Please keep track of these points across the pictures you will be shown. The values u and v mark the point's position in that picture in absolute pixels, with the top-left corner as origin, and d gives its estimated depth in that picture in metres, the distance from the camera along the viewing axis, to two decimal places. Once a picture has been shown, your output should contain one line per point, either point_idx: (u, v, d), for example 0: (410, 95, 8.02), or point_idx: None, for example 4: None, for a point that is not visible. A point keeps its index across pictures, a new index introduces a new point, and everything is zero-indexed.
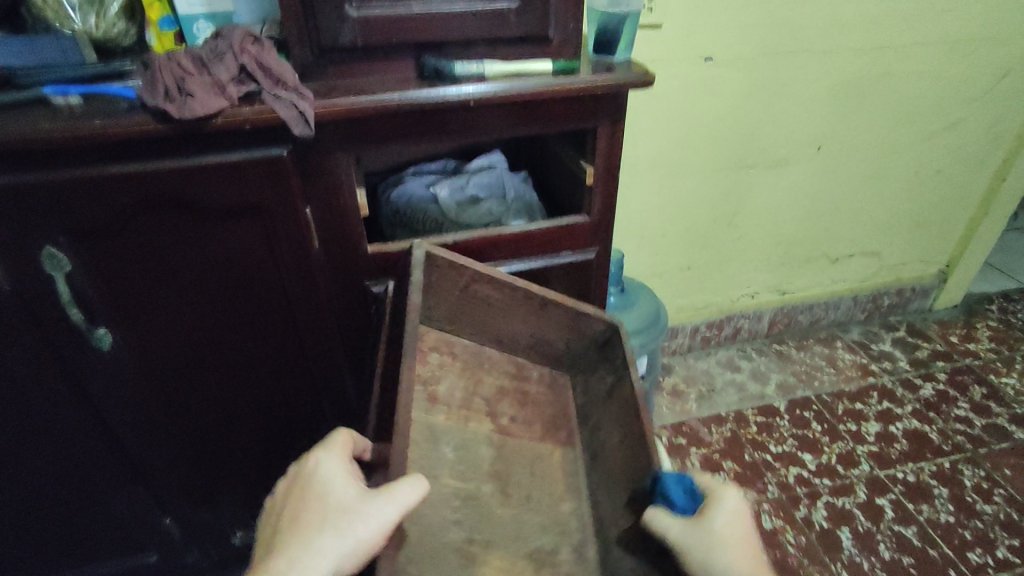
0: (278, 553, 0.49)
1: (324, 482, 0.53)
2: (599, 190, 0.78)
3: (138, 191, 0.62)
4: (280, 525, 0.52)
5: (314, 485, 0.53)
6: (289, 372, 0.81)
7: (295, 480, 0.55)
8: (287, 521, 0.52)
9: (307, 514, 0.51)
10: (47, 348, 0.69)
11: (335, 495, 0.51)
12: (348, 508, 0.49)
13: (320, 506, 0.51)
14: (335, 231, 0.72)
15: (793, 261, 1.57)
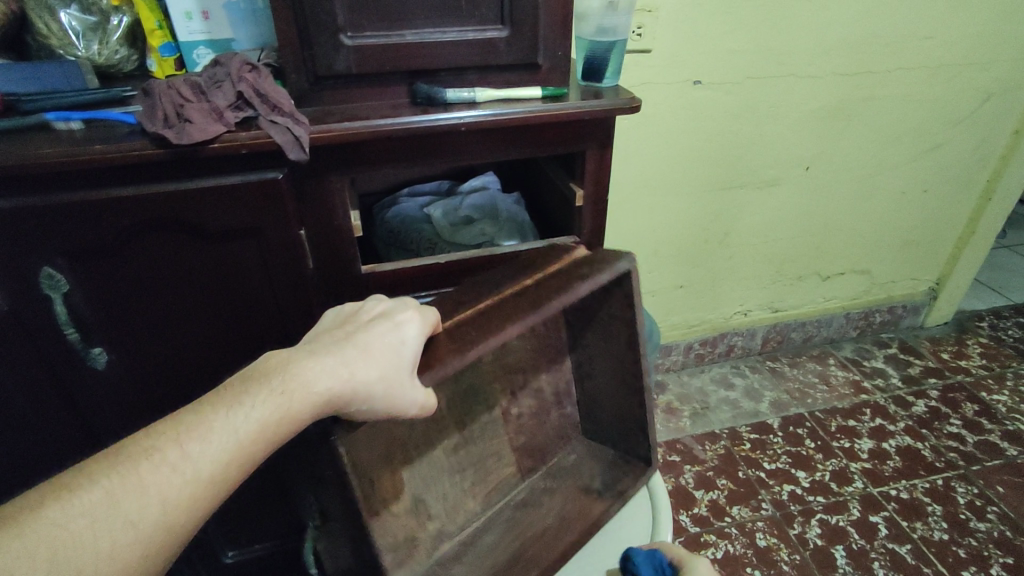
0: (323, 355, 0.49)
1: (399, 330, 0.52)
2: (589, 212, 0.80)
3: (136, 214, 0.63)
4: (335, 334, 0.52)
5: (387, 322, 0.53)
6: None
7: (377, 312, 0.55)
8: (344, 335, 0.52)
9: (366, 340, 0.51)
10: (43, 369, 0.70)
11: (402, 345, 0.51)
12: (398, 370, 0.50)
13: (386, 343, 0.51)
14: (329, 252, 0.73)
15: (784, 280, 1.59)
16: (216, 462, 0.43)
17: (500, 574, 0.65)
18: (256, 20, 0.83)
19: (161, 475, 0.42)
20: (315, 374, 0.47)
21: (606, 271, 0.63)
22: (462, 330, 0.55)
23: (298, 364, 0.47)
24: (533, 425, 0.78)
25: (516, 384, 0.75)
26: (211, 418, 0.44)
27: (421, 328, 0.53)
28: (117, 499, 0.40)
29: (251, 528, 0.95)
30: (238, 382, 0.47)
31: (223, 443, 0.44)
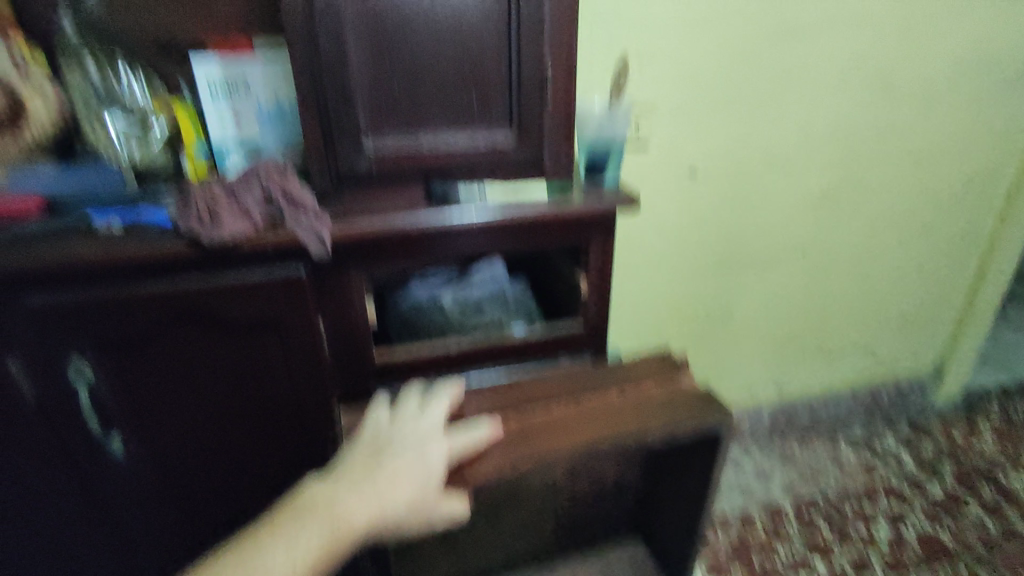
0: (369, 478, 0.50)
1: (427, 451, 0.55)
2: (595, 302, 0.83)
3: (165, 308, 0.67)
4: (367, 456, 0.52)
5: (415, 446, 0.55)
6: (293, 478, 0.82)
7: (405, 430, 0.56)
8: (375, 456, 0.52)
9: (406, 463, 0.53)
10: (61, 457, 0.71)
11: (431, 464, 0.54)
12: (427, 496, 0.52)
13: (417, 470, 0.52)
14: (345, 340, 0.76)
15: (788, 358, 1.60)
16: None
17: None
18: (282, 122, 0.90)
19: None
20: (355, 507, 0.48)
21: (683, 426, 0.63)
22: (517, 438, 0.63)
23: (337, 496, 0.48)
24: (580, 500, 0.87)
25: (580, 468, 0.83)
26: (256, 564, 0.42)
27: (466, 441, 0.60)
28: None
29: None
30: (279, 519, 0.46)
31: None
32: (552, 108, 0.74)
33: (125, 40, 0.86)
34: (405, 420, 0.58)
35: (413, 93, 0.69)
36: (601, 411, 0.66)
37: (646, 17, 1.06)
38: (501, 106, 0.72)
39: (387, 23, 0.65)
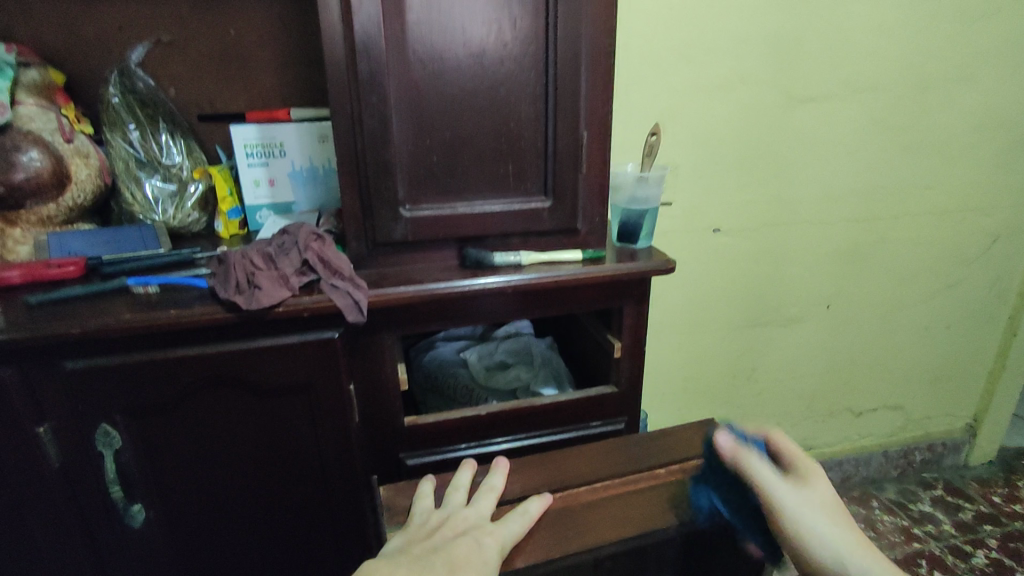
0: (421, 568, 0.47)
1: (481, 539, 0.51)
2: (627, 363, 0.82)
3: (196, 372, 0.66)
4: (416, 549, 0.49)
5: (469, 535, 0.51)
6: (315, 548, 0.79)
7: (456, 521, 0.53)
8: (428, 550, 0.49)
9: (460, 549, 0.49)
10: (79, 526, 0.69)
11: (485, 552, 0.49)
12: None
13: (474, 563, 0.48)
14: (374, 404, 0.74)
15: (816, 417, 1.56)
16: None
17: None
18: (315, 185, 0.91)
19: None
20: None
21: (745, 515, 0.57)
22: (565, 520, 0.56)
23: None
24: None
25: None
26: None
27: (520, 526, 0.54)
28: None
29: None
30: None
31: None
32: (587, 174, 0.74)
33: (167, 104, 0.88)
34: (456, 511, 0.55)
35: (451, 167, 0.71)
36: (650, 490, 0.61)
37: (669, 82, 1.08)
38: (536, 172, 0.73)
39: (427, 95, 0.67)
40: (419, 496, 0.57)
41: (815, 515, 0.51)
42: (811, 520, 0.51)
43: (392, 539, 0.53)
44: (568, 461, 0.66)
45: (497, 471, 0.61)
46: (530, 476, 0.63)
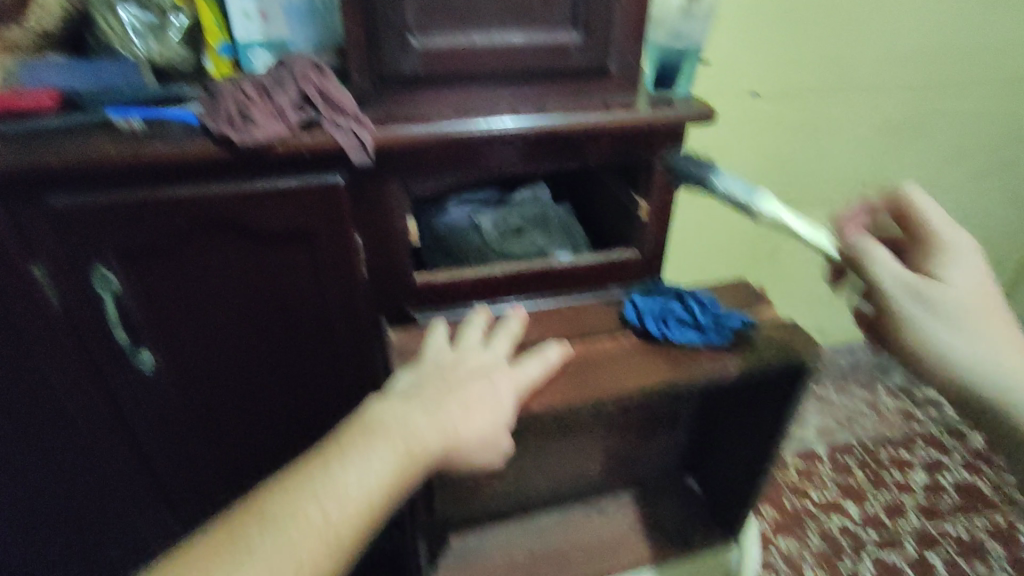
0: (436, 402, 0.48)
1: (491, 381, 0.53)
2: (653, 227, 0.76)
3: (191, 214, 0.61)
4: (433, 387, 0.50)
5: (478, 376, 0.53)
6: (323, 397, 0.79)
7: (473, 361, 0.55)
8: (444, 387, 0.50)
9: (471, 387, 0.51)
10: (88, 369, 0.68)
11: (494, 392, 0.52)
12: (496, 429, 0.49)
13: (485, 403, 0.50)
14: (383, 259, 0.71)
15: (835, 302, 1.50)
16: (345, 528, 0.39)
17: (540, 556, 0.73)
18: (315, 19, 0.79)
19: (290, 543, 0.37)
20: (427, 433, 0.45)
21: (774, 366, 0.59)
22: (583, 371, 0.60)
23: (404, 418, 0.45)
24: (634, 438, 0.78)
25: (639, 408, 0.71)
26: (322, 487, 0.40)
27: (536, 370, 0.57)
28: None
29: None
30: (334, 445, 0.43)
31: (353, 508, 0.39)
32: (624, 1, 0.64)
33: None
34: (467, 355, 0.56)
35: None
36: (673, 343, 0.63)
37: None
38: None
39: None
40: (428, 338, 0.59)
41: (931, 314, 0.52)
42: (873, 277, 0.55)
43: (405, 373, 0.53)
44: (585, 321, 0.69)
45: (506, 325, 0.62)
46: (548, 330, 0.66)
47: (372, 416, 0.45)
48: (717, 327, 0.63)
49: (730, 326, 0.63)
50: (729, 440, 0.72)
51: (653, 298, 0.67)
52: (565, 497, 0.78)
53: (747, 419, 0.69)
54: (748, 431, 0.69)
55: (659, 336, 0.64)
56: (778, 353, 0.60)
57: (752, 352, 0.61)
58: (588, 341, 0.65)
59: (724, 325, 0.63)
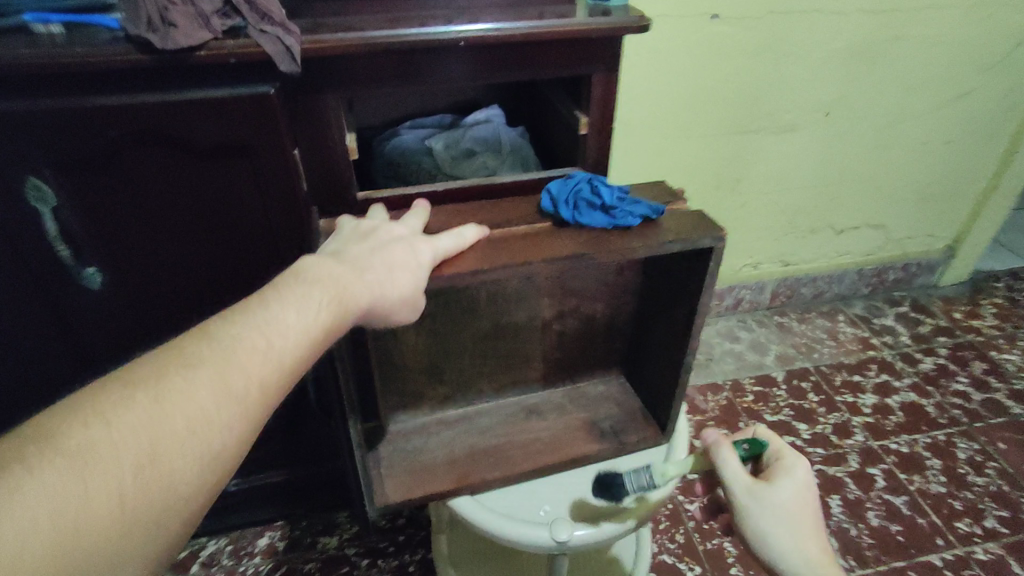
0: (361, 265, 0.54)
1: (412, 248, 0.59)
2: (594, 142, 0.77)
3: (122, 125, 0.61)
4: (358, 250, 0.56)
5: (402, 241, 0.59)
6: None
7: (397, 230, 0.61)
8: (365, 251, 0.56)
9: (394, 251, 0.57)
10: (35, 286, 0.69)
11: (415, 257, 0.58)
12: (415, 288, 0.57)
13: (405, 266, 0.57)
14: (324, 174, 0.71)
15: (797, 233, 1.53)
16: (288, 359, 0.46)
17: (482, 451, 0.77)
18: None
19: (238, 369, 0.44)
20: (356, 288, 0.53)
21: (677, 242, 0.62)
22: (497, 246, 0.63)
23: (334, 274, 0.52)
24: (573, 344, 0.83)
25: (566, 305, 0.79)
26: (241, 340, 0.45)
27: (450, 245, 0.61)
28: (176, 410, 0.40)
29: (268, 456, 0.99)
30: (267, 293, 0.49)
31: (293, 341, 0.47)
32: None
33: None
34: (384, 225, 0.61)
35: None
36: (588, 229, 0.65)
37: None
38: None
39: None
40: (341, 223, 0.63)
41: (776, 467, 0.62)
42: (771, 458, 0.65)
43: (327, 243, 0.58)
44: (505, 212, 0.71)
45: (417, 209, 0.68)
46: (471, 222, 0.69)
47: (301, 272, 0.52)
48: (624, 215, 0.65)
49: (637, 215, 0.65)
50: (658, 340, 0.77)
51: (569, 181, 0.68)
52: (507, 398, 0.85)
53: (663, 305, 0.74)
54: (664, 316, 0.74)
55: (572, 222, 0.66)
56: (676, 236, 0.63)
57: (654, 236, 0.63)
58: (506, 226, 0.67)
59: (631, 213, 0.66)
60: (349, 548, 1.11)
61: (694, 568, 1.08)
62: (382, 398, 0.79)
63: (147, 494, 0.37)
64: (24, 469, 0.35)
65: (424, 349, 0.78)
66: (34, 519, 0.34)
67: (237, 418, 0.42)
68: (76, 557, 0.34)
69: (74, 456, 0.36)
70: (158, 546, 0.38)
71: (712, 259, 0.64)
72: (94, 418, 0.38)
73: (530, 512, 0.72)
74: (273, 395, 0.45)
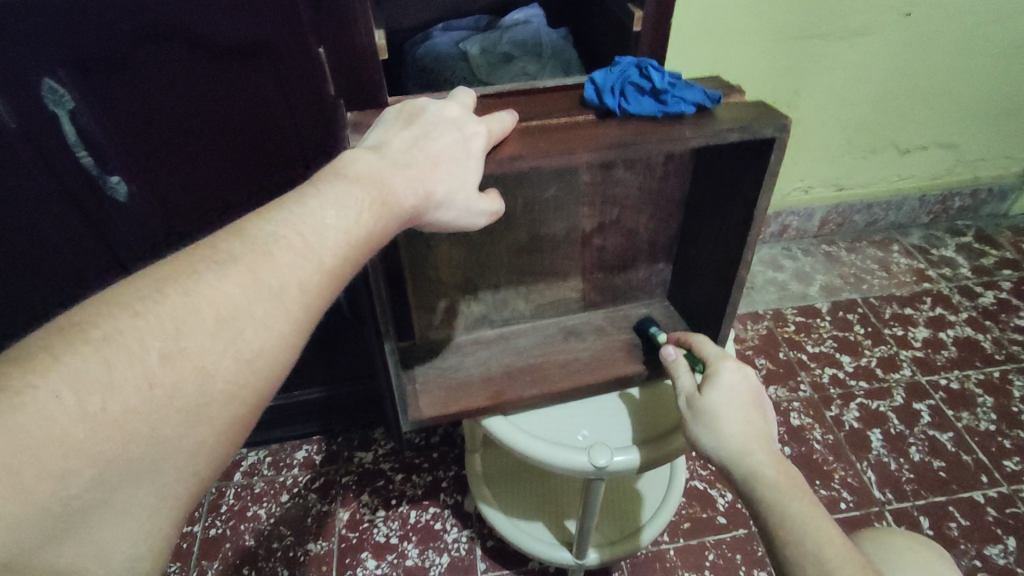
0: (405, 161, 0.49)
1: (465, 142, 0.52)
2: (647, 41, 0.69)
3: (137, 18, 0.57)
4: (399, 144, 0.50)
5: (451, 130, 0.52)
6: None
7: (443, 116, 0.53)
8: (410, 145, 0.50)
9: (444, 143, 0.51)
10: (63, 197, 0.67)
11: (466, 150, 0.52)
12: (464, 188, 0.51)
13: (454, 162, 0.51)
14: (352, 78, 0.61)
15: (857, 154, 1.41)
16: (328, 257, 0.42)
17: (517, 368, 0.75)
18: None
19: (270, 263, 0.40)
20: (398, 187, 0.47)
21: (736, 130, 0.56)
22: (538, 136, 0.57)
23: (376, 172, 0.47)
24: (613, 263, 0.79)
25: (608, 218, 0.74)
26: (273, 243, 0.41)
27: (499, 131, 0.54)
28: (203, 302, 0.37)
29: (304, 371, 1.00)
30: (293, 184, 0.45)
31: (332, 241, 0.43)
32: None
33: None
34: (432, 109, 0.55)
35: None
36: (635, 119, 0.59)
37: None
38: None
39: None
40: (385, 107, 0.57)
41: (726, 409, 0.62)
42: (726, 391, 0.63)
43: (367, 132, 0.53)
44: (545, 104, 0.64)
45: (462, 93, 0.60)
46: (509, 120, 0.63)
47: (341, 167, 0.47)
48: (676, 101, 0.59)
49: (690, 101, 0.59)
50: (707, 261, 0.72)
51: (613, 68, 0.61)
52: (544, 319, 0.82)
53: (715, 214, 0.68)
54: (715, 226, 0.68)
55: (618, 112, 0.59)
56: (734, 124, 0.56)
57: (710, 125, 0.57)
58: (545, 117, 0.60)
59: (683, 99, 0.59)
60: (384, 463, 1.13)
61: (725, 494, 1.09)
62: (415, 314, 0.77)
63: (179, 380, 0.35)
64: (48, 356, 0.33)
65: (458, 263, 0.74)
66: (58, 398, 0.32)
67: (271, 312, 0.39)
68: (106, 436, 0.33)
69: (98, 343, 0.34)
70: (198, 441, 0.36)
71: (774, 151, 0.57)
72: (122, 309, 0.36)
73: (566, 436, 0.71)
74: (317, 296, 0.42)
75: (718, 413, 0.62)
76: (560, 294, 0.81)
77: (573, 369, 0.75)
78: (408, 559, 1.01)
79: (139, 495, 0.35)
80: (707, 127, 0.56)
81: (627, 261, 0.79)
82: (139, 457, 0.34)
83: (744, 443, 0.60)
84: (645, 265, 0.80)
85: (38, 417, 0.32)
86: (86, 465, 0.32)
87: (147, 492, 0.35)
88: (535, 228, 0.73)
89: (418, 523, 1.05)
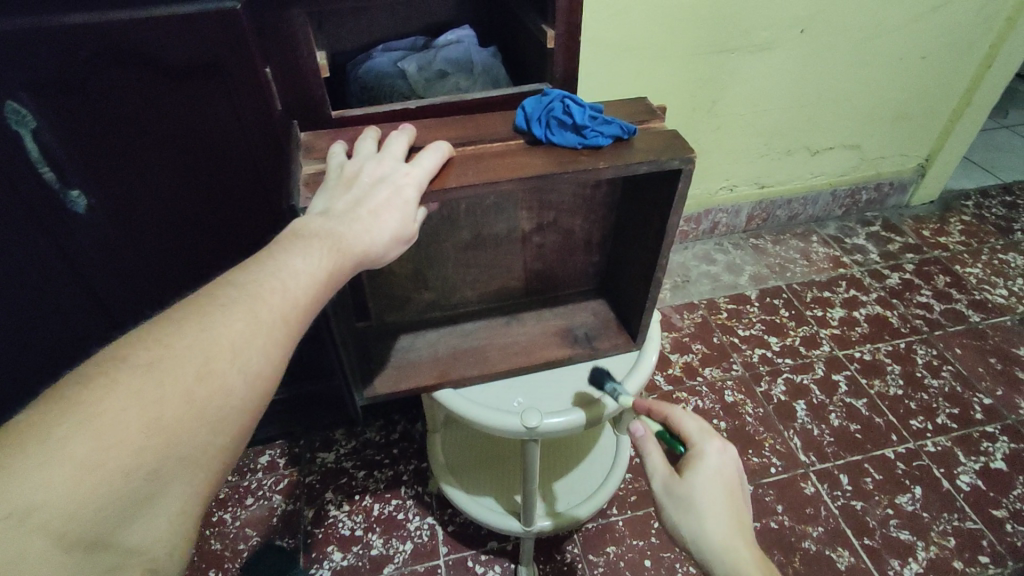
0: (349, 216, 0.56)
1: (400, 193, 0.59)
2: (561, 56, 0.78)
3: (93, 45, 0.62)
4: (341, 204, 0.57)
5: (386, 183, 0.59)
6: (257, 228, 0.84)
7: (374, 169, 0.60)
8: (350, 203, 0.57)
9: (381, 197, 0.58)
10: (26, 212, 0.71)
11: (401, 197, 0.58)
12: (404, 226, 0.58)
13: (392, 208, 0.57)
14: (298, 96, 0.70)
15: (773, 153, 1.55)
16: (303, 296, 0.49)
17: (459, 351, 0.84)
18: None
19: (265, 304, 0.47)
20: (348, 239, 0.54)
21: (644, 163, 0.64)
22: (469, 163, 0.65)
23: (326, 228, 0.54)
24: (547, 256, 0.87)
25: (546, 219, 0.81)
26: (258, 286, 0.48)
27: (430, 166, 0.61)
28: (219, 335, 0.44)
29: None
30: None
31: (305, 283, 0.50)
32: None
33: None
34: (367, 163, 0.61)
35: None
36: (558, 147, 0.68)
37: None
38: None
39: None
40: (331, 155, 0.64)
41: (708, 489, 0.62)
42: (709, 469, 0.63)
43: (315, 196, 0.59)
44: (473, 121, 0.73)
45: (403, 131, 0.67)
46: (445, 132, 0.71)
47: (296, 230, 0.54)
48: (594, 135, 0.67)
49: (607, 135, 0.67)
50: (630, 250, 0.81)
51: (543, 98, 0.70)
52: (489, 308, 0.91)
53: (634, 210, 0.78)
54: (633, 220, 0.79)
55: (544, 140, 0.68)
56: (645, 158, 0.64)
57: (622, 155, 0.65)
58: (482, 141, 0.69)
59: (601, 133, 0.67)
60: (346, 462, 1.18)
61: None
62: (372, 300, 0.85)
63: (209, 400, 0.41)
64: (107, 378, 0.39)
65: (407, 264, 0.81)
66: (124, 411, 0.38)
67: (270, 344, 0.46)
68: (155, 446, 0.38)
69: (145, 367, 0.40)
70: (221, 450, 0.42)
71: (681, 180, 0.66)
72: (154, 340, 0.42)
73: (504, 402, 0.80)
74: (299, 326, 0.49)
75: (698, 501, 0.61)
76: (503, 283, 0.89)
77: (518, 353, 0.84)
78: (373, 549, 1.06)
79: (177, 493, 0.40)
80: (620, 163, 0.64)
81: (562, 257, 0.88)
82: (181, 462, 0.40)
83: (726, 534, 0.60)
84: (580, 258, 0.89)
85: (105, 422, 0.37)
86: (138, 464, 0.38)
87: (179, 498, 0.40)
88: (478, 230, 0.80)
89: (382, 514, 1.11)
